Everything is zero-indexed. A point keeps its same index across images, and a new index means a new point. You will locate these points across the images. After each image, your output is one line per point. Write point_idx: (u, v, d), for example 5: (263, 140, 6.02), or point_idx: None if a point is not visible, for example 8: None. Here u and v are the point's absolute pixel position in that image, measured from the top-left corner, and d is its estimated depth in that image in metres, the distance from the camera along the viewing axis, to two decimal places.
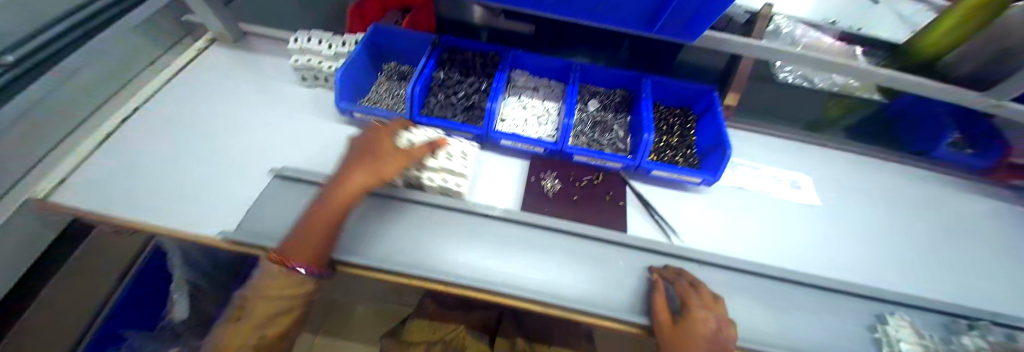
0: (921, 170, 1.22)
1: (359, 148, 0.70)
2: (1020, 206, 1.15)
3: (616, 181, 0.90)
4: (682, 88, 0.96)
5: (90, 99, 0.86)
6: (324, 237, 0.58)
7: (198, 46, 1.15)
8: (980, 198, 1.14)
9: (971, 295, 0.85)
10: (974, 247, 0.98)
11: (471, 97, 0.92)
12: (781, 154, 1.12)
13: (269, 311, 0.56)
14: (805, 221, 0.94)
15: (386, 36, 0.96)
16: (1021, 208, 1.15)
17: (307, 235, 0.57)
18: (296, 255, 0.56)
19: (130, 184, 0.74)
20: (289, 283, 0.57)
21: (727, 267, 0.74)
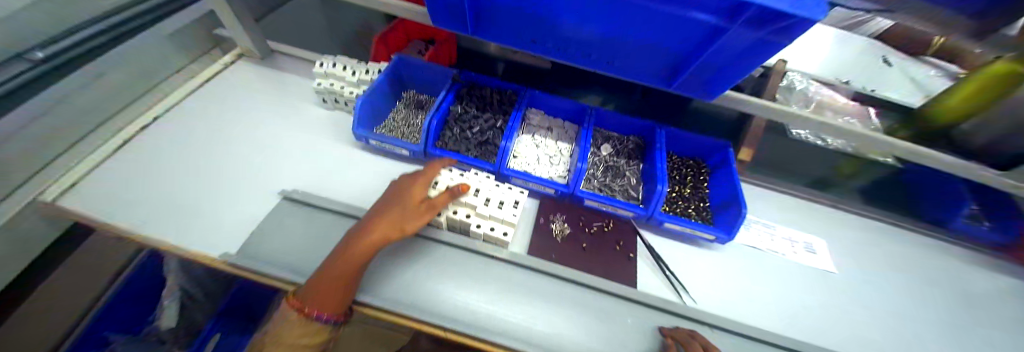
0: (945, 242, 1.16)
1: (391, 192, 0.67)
2: None
3: (626, 229, 0.87)
4: (696, 141, 0.96)
5: (114, 104, 0.91)
6: (341, 291, 0.55)
7: (226, 60, 1.19)
8: (1013, 278, 1.08)
9: None
10: (1011, 336, 0.91)
11: (486, 133, 0.93)
12: (796, 214, 1.08)
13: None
14: (825, 290, 0.88)
15: (409, 67, 1.00)
16: None
17: (322, 289, 0.54)
18: (316, 307, 0.55)
19: (137, 191, 0.74)
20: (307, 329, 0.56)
21: (744, 336, 0.69)
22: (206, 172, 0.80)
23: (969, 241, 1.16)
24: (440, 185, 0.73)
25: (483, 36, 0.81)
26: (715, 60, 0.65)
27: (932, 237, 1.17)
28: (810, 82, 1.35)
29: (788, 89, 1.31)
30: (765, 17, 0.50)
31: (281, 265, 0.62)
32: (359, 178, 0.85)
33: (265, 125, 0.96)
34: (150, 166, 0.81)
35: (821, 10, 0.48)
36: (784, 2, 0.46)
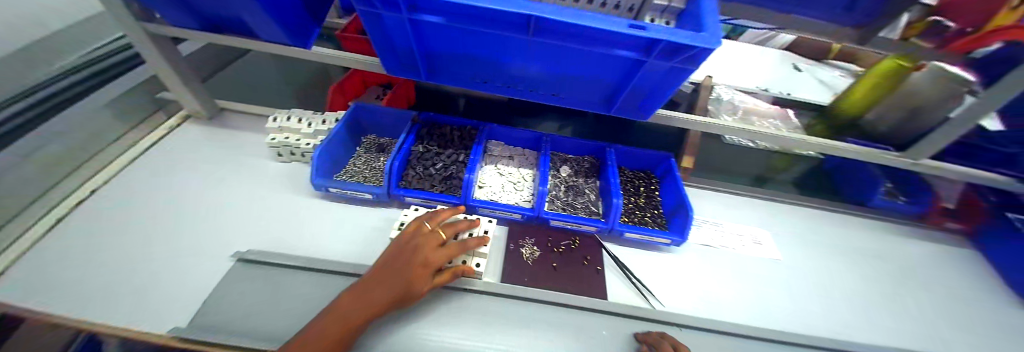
0: (865, 217, 1.34)
1: (406, 244, 0.64)
2: (952, 248, 1.30)
3: (592, 244, 0.92)
4: (643, 155, 1.06)
5: (43, 182, 0.84)
6: None
7: (171, 123, 1.15)
8: (917, 242, 1.29)
9: (927, 342, 0.92)
10: (919, 293, 1.08)
11: (449, 168, 0.96)
12: (741, 209, 1.20)
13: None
14: (774, 275, 0.98)
15: (367, 112, 1.02)
16: (953, 249, 1.29)
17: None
18: None
19: (65, 276, 0.67)
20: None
21: (706, 329, 0.76)
22: (151, 243, 0.75)
23: (883, 213, 1.35)
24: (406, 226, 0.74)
25: (436, 81, 0.87)
26: (643, 85, 0.73)
27: (855, 215, 1.34)
28: (734, 91, 1.55)
29: (716, 101, 1.50)
30: (673, 47, 0.59)
31: (240, 332, 0.59)
32: (322, 228, 0.83)
33: (217, 186, 0.92)
34: (84, 245, 0.74)
35: (716, 39, 0.56)
36: (682, 36, 0.55)
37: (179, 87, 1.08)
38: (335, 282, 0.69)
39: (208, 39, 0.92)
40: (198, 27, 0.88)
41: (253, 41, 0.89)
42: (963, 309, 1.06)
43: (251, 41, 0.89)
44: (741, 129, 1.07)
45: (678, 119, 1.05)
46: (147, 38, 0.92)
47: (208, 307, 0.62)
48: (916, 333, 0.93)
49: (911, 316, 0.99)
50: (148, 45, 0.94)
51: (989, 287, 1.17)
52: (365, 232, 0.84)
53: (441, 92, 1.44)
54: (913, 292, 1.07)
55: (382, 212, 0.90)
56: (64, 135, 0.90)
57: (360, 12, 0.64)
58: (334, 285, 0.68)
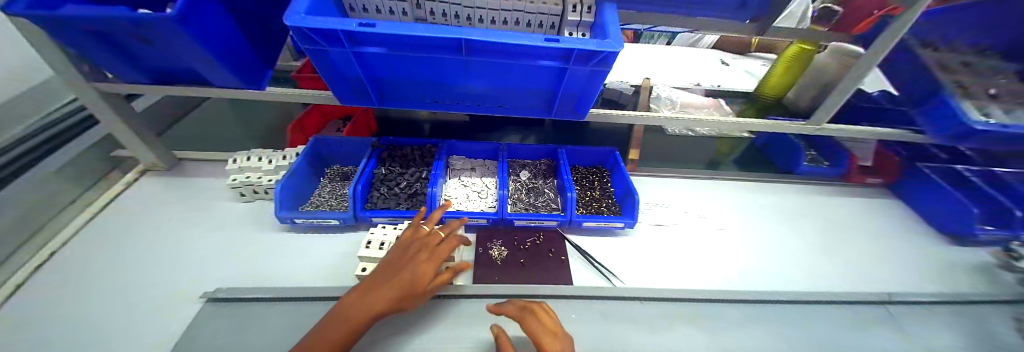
0: (799, 183, 1.52)
1: (406, 243, 0.71)
2: (874, 199, 1.49)
3: (556, 237, 0.99)
4: (592, 151, 1.16)
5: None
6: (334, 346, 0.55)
7: (127, 179, 1.12)
8: (844, 199, 1.47)
9: (855, 282, 1.06)
10: (848, 241, 1.23)
11: (413, 185, 1.01)
12: (690, 190, 1.33)
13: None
14: (723, 243, 1.09)
15: (327, 143, 1.07)
16: (875, 200, 1.48)
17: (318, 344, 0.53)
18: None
19: (12, 343, 0.64)
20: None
21: (663, 299, 0.85)
22: (115, 299, 0.74)
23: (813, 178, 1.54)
24: (372, 243, 0.77)
25: (391, 105, 0.93)
26: (573, 87, 0.83)
27: (789, 182, 1.51)
28: (671, 89, 1.73)
29: (657, 98, 1.67)
30: (586, 53, 0.70)
31: None
32: (291, 260, 0.85)
33: (181, 233, 0.92)
34: (39, 310, 0.71)
35: (618, 43, 0.67)
36: (590, 44, 0.65)
37: (135, 142, 1.08)
38: (308, 308, 0.71)
39: (162, 92, 0.94)
40: (149, 81, 0.91)
41: (208, 89, 0.92)
42: (885, 250, 1.22)
43: (206, 88, 0.92)
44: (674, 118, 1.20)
45: (620, 117, 1.17)
46: (99, 98, 0.93)
47: (178, 349, 0.62)
48: (845, 276, 1.07)
49: (843, 262, 1.13)
50: (100, 104, 0.95)
51: (909, 228, 1.34)
52: (335, 257, 0.86)
53: (404, 118, 1.50)
54: (842, 242, 1.23)
55: (351, 235, 0.93)
56: (13, 203, 0.87)
57: (307, 51, 0.70)
58: (308, 310, 0.70)
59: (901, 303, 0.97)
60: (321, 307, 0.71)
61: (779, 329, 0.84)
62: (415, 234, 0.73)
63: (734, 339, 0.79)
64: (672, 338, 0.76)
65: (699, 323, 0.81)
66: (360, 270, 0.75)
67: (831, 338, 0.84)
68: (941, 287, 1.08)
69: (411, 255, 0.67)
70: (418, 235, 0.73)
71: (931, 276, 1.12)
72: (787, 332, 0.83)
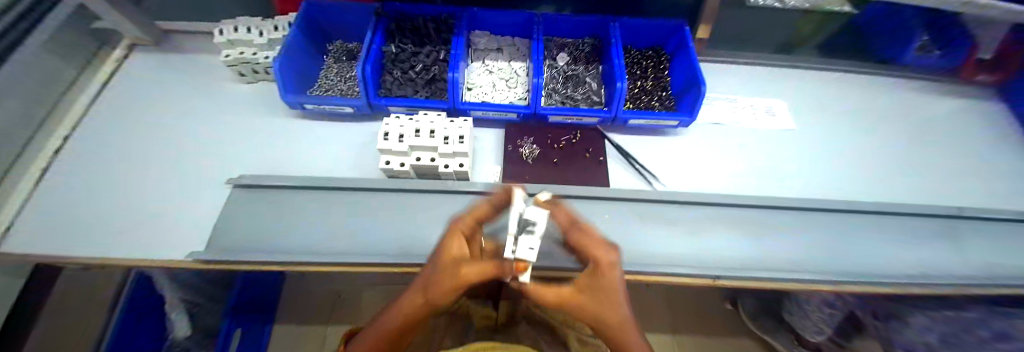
0: (886, 79, 1.26)
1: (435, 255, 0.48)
2: (983, 102, 1.21)
3: (594, 136, 0.87)
4: (652, 27, 0.91)
5: None
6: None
7: (117, 57, 1.02)
8: (945, 99, 1.20)
9: (925, 194, 0.94)
10: (932, 150, 1.05)
11: (430, 69, 0.86)
12: (757, 83, 1.10)
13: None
14: (784, 147, 0.95)
15: (323, 11, 0.87)
16: (983, 103, 1.21)
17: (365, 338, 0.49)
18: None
19: (72, 215, 0.69)
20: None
21: (708, 204, 0.77)
22: (144, 180, 0.75)
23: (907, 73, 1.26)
24: (391, 135, 0.68)
25: None
26: None
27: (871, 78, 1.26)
28: None
29: None
30: None
31: (259, 246, 0.62)
32: (308, 150, 0.80)
33: (189, 117, 0.86)
34: (81, 189, 0.73)
35: None
36: None
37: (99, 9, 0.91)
38: (334, 197, 0.69)
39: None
40: None
41: None
42: (972, 163, 1.04)
43: None
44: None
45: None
46: None
47: (219, 229, 0.64)
48: (913, 188, 0.95)
49: (917, 173, 0.98)
50: None
51: (1014, 137, 1.12)
52: (355, 148, 0.81)
53: None
54: (922, 152, 1.04)
55: (369, 126, 0.85)
56: None
57: None
58: (335, 199, 0.69)
59: (974, 219, 0.86)
60: (347, 197, 0.69)
61: (825, 240, 0.77)
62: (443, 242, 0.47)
63: (770, 244, 0.75)
64: (710, 243, 0.73)
65: (740, 230, 0.75)
66: (383, 164, 0.70)
67: (875, 251, 0.78)
68: None
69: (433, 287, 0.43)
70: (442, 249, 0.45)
71: (1018, 192, 0.97)
72: (834, 242, 0.78)
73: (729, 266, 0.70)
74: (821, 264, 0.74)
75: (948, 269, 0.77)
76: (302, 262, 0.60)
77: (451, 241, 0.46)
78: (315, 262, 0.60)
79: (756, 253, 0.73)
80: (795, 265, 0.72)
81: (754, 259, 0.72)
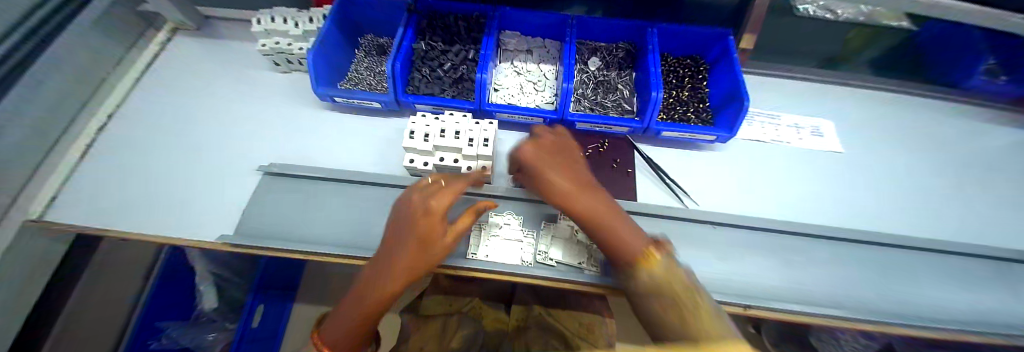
0: (945, 102, 1.16)
1: (403, 235, 0.49)
2: None
3: (622, 145, 0.84)
4: (694, 35, 0.86)
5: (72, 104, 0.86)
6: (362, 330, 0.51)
7: (162, 40, 1.07)
8: (1013, 130, 1.09)
9: (986, 235, 0.85)
10: (998, 185, 0.95)
11: (459, 68, 0.85)
12: (802, 100, 1.03)
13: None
14: (829, 171, 0.88)
15: (358, 4, 0.87)
16: None
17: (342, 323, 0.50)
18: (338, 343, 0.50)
19: (117, 190, 0.73)
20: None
21: (743, 226, 0.73)
22: (181, 161, 0.78)
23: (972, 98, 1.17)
24: (416, 134, 0.68)
25: None
26: None
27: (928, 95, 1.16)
28: None
29: None
30: None
31: (284, 235, 0.63)
32: (335, 141, 0.81)
33: (225, 102, 0.89)
34: (127, 166, 0.77)
35: None
36: None
37: None
38: (357, 191, 0.69)
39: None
40: None
41: None
42: None
43: None
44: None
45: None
46: None
47: (248, 216, 0.66)
48: (971, 227, 0.86)
49: (979, 211, 0.89)
50: None
51: None
52: (380, 143, 0.81)
53: None
54: (984, 185, 0.94)
55: (394, 121, 0.85)
56: None
57: None
58: (358, 193, 0.69)
59: None
60: (370, 192, 0.69)
61: (868, 275, 0.72)
62: (413, 223, 0.49)
63: (806, 275, 0.70)
64: (741, 268, 0.69)
65: (772, 255, 0.71)
66: (408, 162, 0.70)
67: (920, 291, 0.72)
68: None
69: (423, 263, 0.50)
70: (422, 233, 0.48)
71: None
72: (879, 280, 0.72)
73: (760, 296, 0.66)
74: (859, 300, 0.69)
75: (1004, 318, 0.70)
76: (324, 254, 0.60)
77: (431, 222, 0.49)
78: (335, 256, 0.60)
79: (792, 283, 0.68)
80: (831, 301, 0.68)
81: (788, 290, 0.68)
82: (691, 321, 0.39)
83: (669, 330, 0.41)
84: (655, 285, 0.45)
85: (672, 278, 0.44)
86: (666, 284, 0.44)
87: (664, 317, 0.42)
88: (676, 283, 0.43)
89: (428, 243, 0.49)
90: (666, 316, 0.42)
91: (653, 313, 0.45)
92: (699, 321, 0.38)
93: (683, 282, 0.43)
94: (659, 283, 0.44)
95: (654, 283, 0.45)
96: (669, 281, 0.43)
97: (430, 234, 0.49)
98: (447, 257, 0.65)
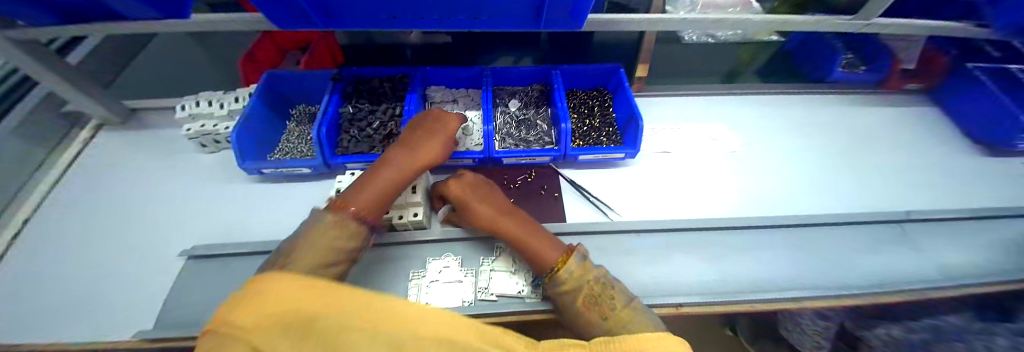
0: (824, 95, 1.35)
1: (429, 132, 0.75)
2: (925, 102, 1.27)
3: (548, 173, 0.91)
4: (592, 71, 1.00)
5: None
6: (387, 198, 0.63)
7: (83, 138, 1.05)
8: (891, 103, 1.26)
9: (876, 199, 0.97)
10: (879, 154, 1.10)
11: (386, 125, 0.90)
12: (701, 111, 1.19)
13: (319, 260, 0.48)
14: (731, 168, 1.00)
15: (284, 80, 0.93)
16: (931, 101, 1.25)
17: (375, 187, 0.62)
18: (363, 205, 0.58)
19: (19, 304, 0.68)
20: (343, 229, 0.53)
21: (662, 229, 0.80)
22: (98, 262, 0.75)
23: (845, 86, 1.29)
24: None
25: (338, 27, 0.73)
26: None
27: (815, 93, 1.28)
28: None
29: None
30: None
31: (205, 321, 0.61)
32: (267, 212, 0.82)
33: (149, 192, 0.88)
34: (35, 277, 0.73)
35: None
36: None
37: (74, 97, 0.96)
38: None
39: (101, 34, 0.81)
40: (57, 20, 0.74)
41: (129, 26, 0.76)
42: (922, 162, 1.08)
43: (124, 22, 0.74)
44: (722, 19, 0.87)
45: (678, 21, 0.88)
46: (12, 47, 0.78)
47: (169, 306, 0.64)
48: (863, 195, 0.98)
49: (868, 180, 1.02)
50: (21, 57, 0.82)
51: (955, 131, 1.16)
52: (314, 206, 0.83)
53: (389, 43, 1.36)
54: (867, 157, 1.09)
55: (326, 184, 0.87)
56: None
57: None
58: None
59: (927, 220, 0.87)
60: None
61: (781, 256, 0.79)
62: (441, 124, 0.78)
63: (725, 265, 0.76)
64: (669, 270, 0.74)
65: (695, 253, 0.77)
66: None
67: (830, 261, 0.79)
68: (983, 202, 0.95)
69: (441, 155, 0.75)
70: (448, 129, 0.78)
71: (973, 188, 0.99)
72: (791, 257, 0.79)
73: (689, 293, 0.70)
74: (778, 279, 0.75)
75: (903, 271, 0.78)
76: None
77: (447, 129, 0.78)
78: None
79: (717, 276, 0.74)
80: (753, 285, 0.73)
81: (713, 281, 0.73)
82: (610, 312, 0.52)
83: (587, 322, 0.53)
84: (576, 287, 0.55)
85: (590, 279, 0.55)
86: (586, 285, 0.54)
87: (587, 314, 0.53)
88: (593, 284, 0.54)
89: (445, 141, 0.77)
90: (589, 313, 0.53)
91: (574, 311, 0.55)
92: (615, 311, 0.51)
93: (598, 280, 0.55)
94: (580, 285, 0.55)
95: (576, 286, 0.55)
96: (588, 282, 0.54)
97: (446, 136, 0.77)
98: None
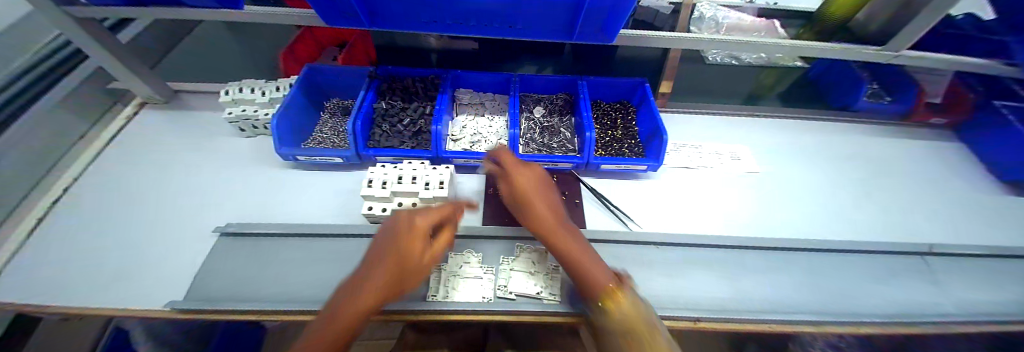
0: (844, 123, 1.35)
1: (387, 248, 0.52)
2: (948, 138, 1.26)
3: (570, 180, 0.93)
4: (617, 84, 1.03)
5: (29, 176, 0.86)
6: None
7: (127, 113, 1.10)
8: (913, 136, 1.25)
9: (899, 230, 0.95)
10: (902, 185, 1.09)
11: (416, 122, 0.93)
12: (720, 130, 1.20)
13: None
14: (748, 188, 1.01)
15: (322, 73, 0.98)
16: (951, 137, 1.25)
17: None
18: None
19: (60, 263, 0.71)
20: None
21: (679, 244, 0.81)
22: (135, 230, 0.78)
23: (865, 117, 1.30)
24: (375, 182, 0.72)
25: (383, 27, 0.77)
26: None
27: (837, 120, 1.29)
28: (718, 7, 1.45)
29: (698, 20, 1.44)
30: None
31: (235, 297, 0.62)
32: (298, 197, 0.85)
33: (186, 169, 0.92)
34: (77, 239, 0.76)
35: None
36: None
37: (124, 76, 1.02)
38: (315, 243, 0.72)
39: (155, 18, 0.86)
40: (120, 3, 0.80)
41: (183, 13, 0.80)
42: (947, 196, 1.06)
43: (178, 9, 0.79)
44: (748, 41, 0.88)
45: (706, 41, 0.89)
46: (72, 23, 0.84)
47: (199, 280, 0.65)
48: (886, 225, 0.97)
49: (892, 211, 1.01)
50: (76, 33, 0.86)
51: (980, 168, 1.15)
52: (340, 195, 0.85)
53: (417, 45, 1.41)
54: (889, 188, 1.08)
55: (356, 174, 0.91)
56: (33, 133, 0.90)
57: None
58: (318, 244, 0.72)
59: (948, 255, 0.86)
60: (328, 244, 0.72)
61: (802, 279, 0.79)
62: (406, 234, 0.53)
63: (743, 284, 0.76)
64: (687, 284, 0.74)
65: (713, 269, 0.78)
66: (365, 209, 0.73)
67: (851, 290, 0.78)
68: (1010, 242, 0.93)
69: (406, 279, 0.51)
70: (409, 250, 0.51)
71: (999, 227, 0.97)
72: (811, 281, 0.78)
73: (707, 309, 0.70)
74: (799, 304, 0.74)
75: (925, 304, 0.76)
76: (270, 312, 0.60)
77: (415, 238, 0.53)
78: (282, 312, 0.60)
79: (733, 294, 0.74)
80: (771, 306, 0.72)
81: (731, 299, 0.73)
82: None
83: None
84: (622, 326, 0.48)
85: (638, 318, 0.48)
86: (633, 326, 0.47)
87: None
88: (643, 326, 0.46)
89: (411, 259, 0.52)
90: None
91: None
92: None
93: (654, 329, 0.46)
94: (626, 325, 0.47)
95: (622, 323, 0.48)
96: (637, 323, 0.47)
97: (415, 248, 0.52)
98: (403, 300, 0.65)
